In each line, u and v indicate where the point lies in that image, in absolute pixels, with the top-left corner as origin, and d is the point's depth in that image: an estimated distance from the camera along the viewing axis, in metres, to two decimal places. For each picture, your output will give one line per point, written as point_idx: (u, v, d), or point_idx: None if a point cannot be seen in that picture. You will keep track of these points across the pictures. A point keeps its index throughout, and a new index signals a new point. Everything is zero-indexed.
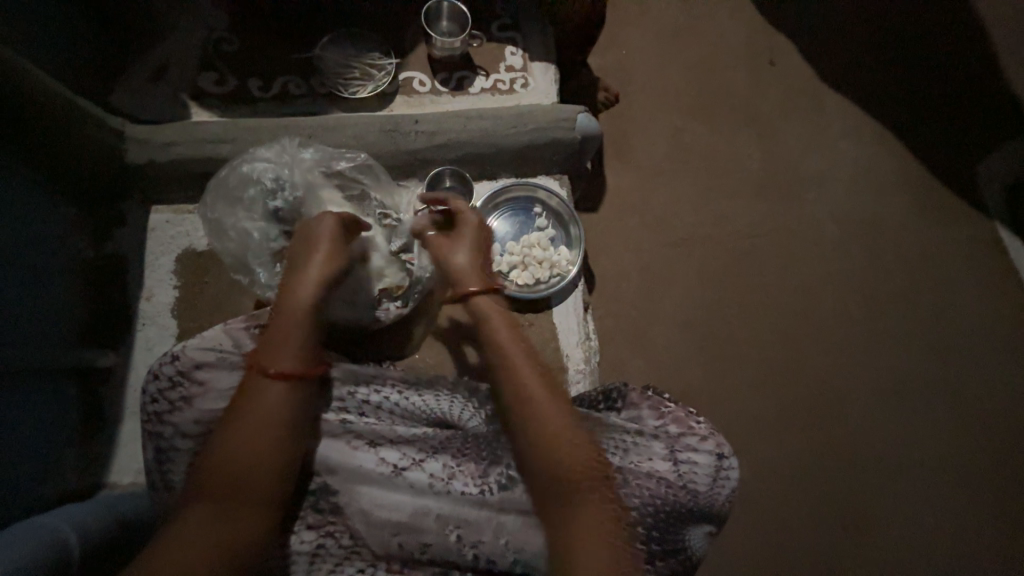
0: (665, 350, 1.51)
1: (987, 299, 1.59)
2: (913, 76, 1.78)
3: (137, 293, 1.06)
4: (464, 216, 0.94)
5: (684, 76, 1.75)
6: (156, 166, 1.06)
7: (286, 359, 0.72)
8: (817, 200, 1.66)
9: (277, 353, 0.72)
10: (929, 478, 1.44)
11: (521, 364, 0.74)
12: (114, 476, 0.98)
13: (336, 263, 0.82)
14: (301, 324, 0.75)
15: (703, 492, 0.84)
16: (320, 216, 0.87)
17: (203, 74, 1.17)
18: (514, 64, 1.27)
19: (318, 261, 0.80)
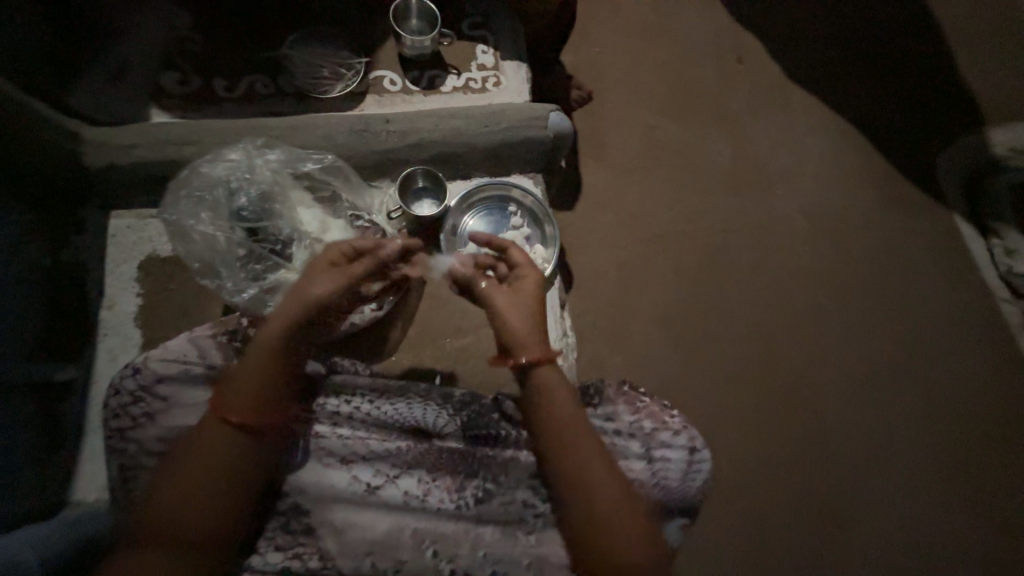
0: (643, 344, 1.53)
1: (945, 286, 1.67)
2: (873, 73, 1.85)
3: (98, 301, 1.02)
4: (521, 269, 0.89)
5: (656, 74, 1.78)
6: (116, 169, 1.02)
7: (248, 407, 0.75)
8: (786, 195, 1.71)
9: (242, 399, 0.75)
10: (895, 460, 1.50)
11: (567, 412, 0.80)
12: (77, 494, 0.94)
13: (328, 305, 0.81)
14: (267, 365, 0.77)
15: (676, 486, 0.86)
16: (332, 244, 0.84)
17: (165, 74, 1.13)
18: (486, 62, 1.27)
19: (299, 306, 0.79)
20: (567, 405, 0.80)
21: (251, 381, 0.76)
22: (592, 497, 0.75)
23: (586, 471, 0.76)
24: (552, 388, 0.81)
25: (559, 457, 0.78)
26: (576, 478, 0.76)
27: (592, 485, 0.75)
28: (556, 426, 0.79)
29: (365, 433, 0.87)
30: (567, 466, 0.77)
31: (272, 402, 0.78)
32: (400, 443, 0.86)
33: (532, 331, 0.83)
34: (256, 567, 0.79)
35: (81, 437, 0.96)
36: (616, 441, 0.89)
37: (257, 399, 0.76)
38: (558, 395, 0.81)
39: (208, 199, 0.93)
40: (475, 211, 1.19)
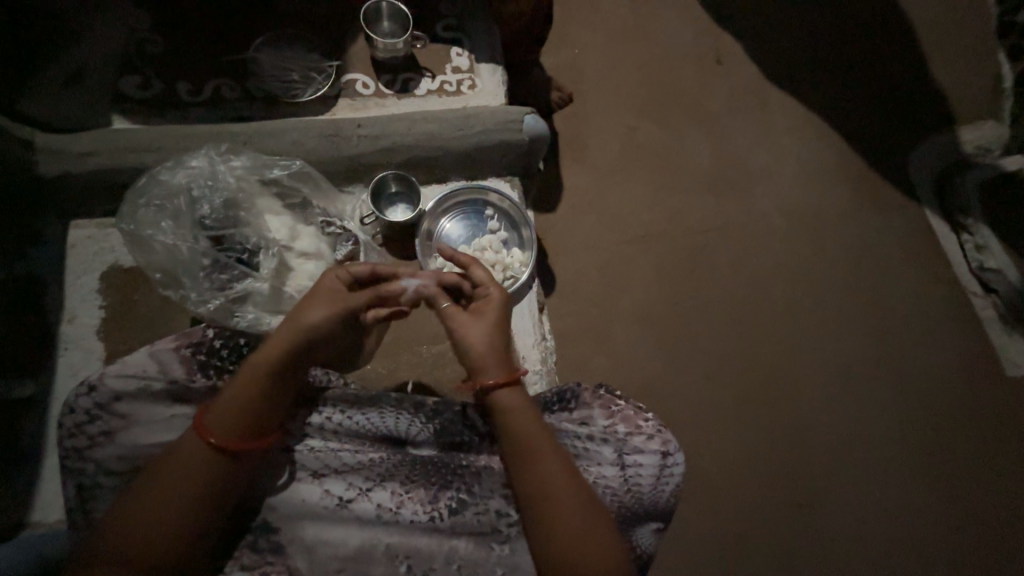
0: (625, 345, 1.53)
1: (919, 282, 1.70)
2: (847, 74, 1.88)
3: (57, 315, 0.99)
4: (483, 287, 0.88)
5: (634, 75, 1.78)
6: (72, 177, 0.98)
7: (224, 428, 0.74)
8: (764, 195, 1.73)
9: (223, 419, 0.74)
10: (873, 455, 1.53)
11: (536, 432, 0.79)
12: (38, 514, 0.90)
13: (319, 333, 0.80)
14: (262, 390, 0.76)
15: (648, 493, 0.87)
16: (333, 273, 0.85)
17: (125, 78, 1.10)
18: (460, 65, 1.26)
19: (289, 330, 0.79)
20: (529, 424, 0.80)
21: (242, 404, 0.75)
22: (559, 518, 0.75)
23: (553, 491, 0.76)
24: (509, 407, 0.81)
25: (524, 477, 0.78)
26: (543, 499, 0.76)
27: (559, 506, 0.75)
28: (520, 446, 0.79)
29: (337, 444, 0.84)
30: (534, 486, 0.77)
31: (260, 428, 0.76)
32: (373, 455, 0.84)
33: (492, 351, 0.82)
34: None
35: (40, 456, 0.92)
36: (589, 447, 0.89)
37: (244, 423, 0.75)
38: (520, 415, 0.80)
39: (169, 208, 0.91)
40: (451, 215, 1.18)
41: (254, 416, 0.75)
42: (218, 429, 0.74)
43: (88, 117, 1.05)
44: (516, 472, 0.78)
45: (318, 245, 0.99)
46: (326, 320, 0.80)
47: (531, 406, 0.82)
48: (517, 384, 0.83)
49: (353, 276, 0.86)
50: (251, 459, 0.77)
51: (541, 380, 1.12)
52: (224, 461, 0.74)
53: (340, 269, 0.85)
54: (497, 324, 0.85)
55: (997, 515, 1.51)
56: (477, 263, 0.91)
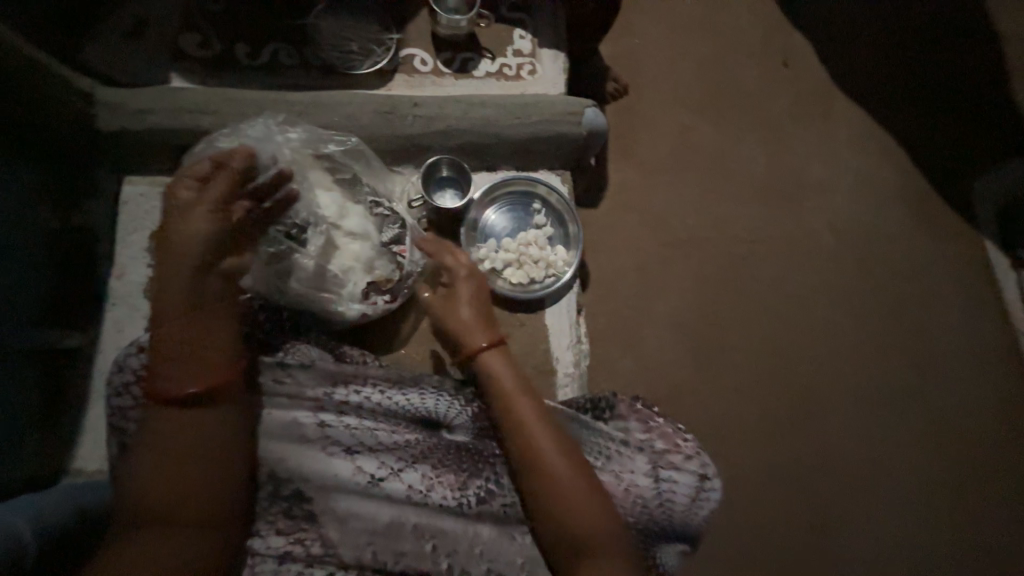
0: (655, 353, 1.49)
1: (972, 318, 1.61)
2: (924, 88, 1.75)
3: (109, 271, 1.00)
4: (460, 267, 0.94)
5: (696, 71, 1.69)
6: (131, 135, 0.97)
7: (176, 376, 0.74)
8: (818, 210, 1.63)
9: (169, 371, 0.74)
10: (901, 493, 1.47)
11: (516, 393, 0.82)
12: (77, 463, 0.93)
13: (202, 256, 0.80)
14: (181, 329, 0.76)
15: (680, 512, 0.84)
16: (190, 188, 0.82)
17: (186, 35, 1.08)
18: (522, 48, 1.20)
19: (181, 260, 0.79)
20: (513, 387, 0.83)
21: (172, 347, 0.75)
22: (551, 488, 0.76)
23: (541, 458, 0.77)
24: (493, 370, 0.85)
25: (510, 441, 0.80)
26: (532, 465, 0.77)
27: (545, 472, 0.77)
28: (507, 409, 0.81)
29: (373, 422, 0.83)
30: (521, 451, 0.79)
31: (199, 365, 0.75)
32: (409, 436, 0.83)
33: (474, 324, 0.89)
34: (257, 551, 0.77)
35: (85, 406, 0.95)
36: (624, 454, 0.86)
37: (179, 365, 0.74)
38: (501, 377, 0.84)
39: None
40: (498, 205, 1.15)
41: (181, 355, 0.75)
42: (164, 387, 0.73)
43: (154, 74, 1.04)
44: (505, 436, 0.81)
45: (365, 225, 0.99)
46: (205, 240, 0.80)
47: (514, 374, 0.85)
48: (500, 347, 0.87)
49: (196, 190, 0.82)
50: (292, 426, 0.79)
51: (571, 384, 1.09)
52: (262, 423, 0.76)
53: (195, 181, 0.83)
54: (475, 297, 0.91)
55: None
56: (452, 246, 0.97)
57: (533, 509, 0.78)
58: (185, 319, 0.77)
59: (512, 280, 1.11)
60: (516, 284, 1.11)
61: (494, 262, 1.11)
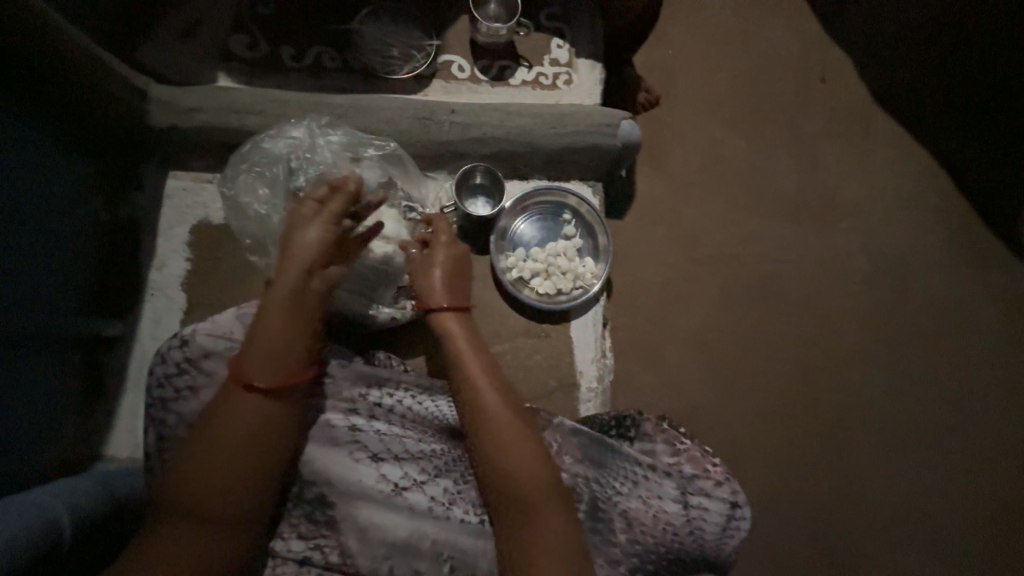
0: (676, 369, 1.46)
1: (1013, 351, 1.54)
2: (972, 109, 1.68)
3: (147, 263, 1.02)
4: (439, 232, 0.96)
5: (732, 84, 1.66)
6: (178, 131, 1.00)
7: (263, 369, 0.71)
8: (852, 231, 1.59)
9: (256, 362, 0.71)
10: (928, 530, 1.41)
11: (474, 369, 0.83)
12: (111, 450, 0.95)
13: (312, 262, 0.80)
14: (280, 328, 0.74)
15: (710, 541, 0.82)
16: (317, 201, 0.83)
17: (234, 36, 1.11)
18: (559, 58, 1.20)
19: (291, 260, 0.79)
20: (465, 345, 0.85)
21: (277, 339, 0.73)
22: (495, 444, 0.76)
23: (485, 413, 0.79)
24: (450, 329, 0.87)
25: (459, 398, 0.82)
26: (477, 420, 0.79)
27: (489, 427, 0.78)
28: (458, 365, 0.84)
29: (401, 430, 0.83)
30: (468, 406, 0.80)
31: (297, 364, 0.74)
32: (435, 446, 0.83)
33: (445, 287, 0.90)
34: (278, 553, 0.77)
35: (120, 394, 0.97)
36: (652, 478, 0.84)
37: (283, 361, 0.73)
38: (456, 337, 0.86)
39: (268, 176, 0.92)
40: (528, 214, 1.15)
41: (286, 351, 0.74)
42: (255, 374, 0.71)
43: (203, 72, 1.08)
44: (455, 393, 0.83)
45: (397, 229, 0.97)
46: (316, 244, 0.80)
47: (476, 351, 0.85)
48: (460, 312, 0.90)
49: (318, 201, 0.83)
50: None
51: (594, 399, 1.09)
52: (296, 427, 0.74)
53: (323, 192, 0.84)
54: (448, 263, 0.93)
55: None
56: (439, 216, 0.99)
57: (477, 465, 0.78)
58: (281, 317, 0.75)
59: (539, 290, 1.11)
60: (543, 295, 1.10)
61: (522, 271, 1.11)
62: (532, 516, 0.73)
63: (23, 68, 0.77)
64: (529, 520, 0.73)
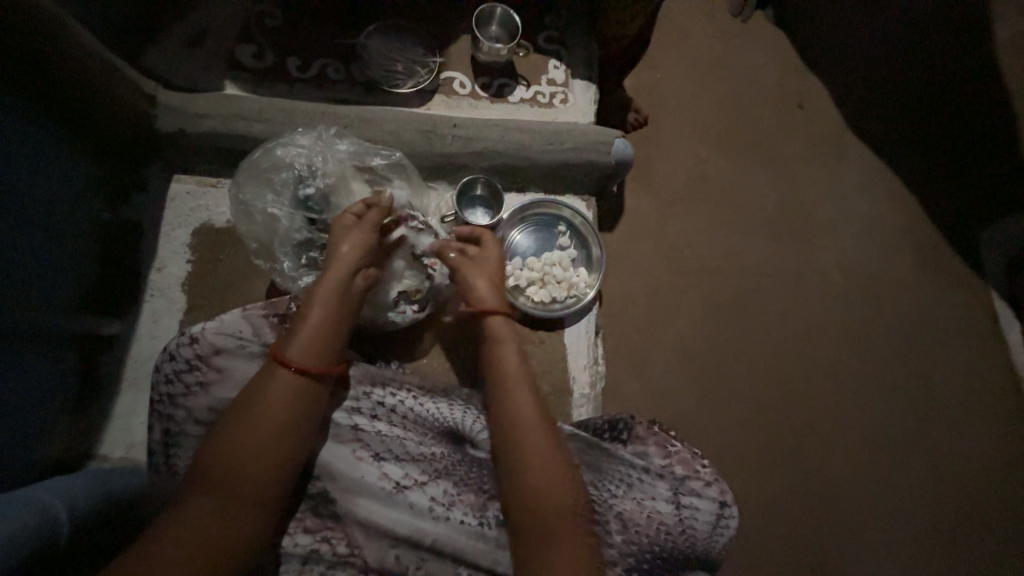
0: (663, 377, 1.51)
1: (974, 364, 1.63)
2: (933, 139, 1.80)
3: (149, 263, 1.03)
4: (485, 237, 0.98)
5: (716, 108, 1.75)
6: (185, 136, 1.02)
7: (305, 354, 0.75)
8: (827, 249, 1.68)
9: (301, 347, 0.75)
10: (899, 535, 1.47)
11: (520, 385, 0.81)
12: (104, 448, 0.95)
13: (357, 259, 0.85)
14: (326, 318, 0.79)
15: (701, 539, 0.85)
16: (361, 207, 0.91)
17: (242, 46, 1.14)
18: (556, 78, 1.26)
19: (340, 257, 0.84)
20: (510, 353, 0.85)
21: (326, 325, 0.79)
22: (525, 453, 0.75)
23: (521, 423, 0.77)
24: (496, 336, 0.87)
25: (495, 405, 0.81)
26: (512, 429, 0.77)
27: (523, 436, 0.76)
28: (501, 373, 0.83)
29: (403, 432, 0.84)
30: (502, 414, 0.79)
31: (336, 355, 0.79)
32: (435, 449, 0.84)
33: (491, 288, 0.91)
34: (285, 549, 0.78)
35: (116, 393, 0.97)
36: (646, 480, 0.87)
37: (328, 348, 0.78)
38: (501, 344, 0.86)
39: (276, 181, 0.94)
40: (525, 225, 1.20)
41: (333, 338, 0.79)
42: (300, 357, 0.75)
43: (210, 79, 1.10)
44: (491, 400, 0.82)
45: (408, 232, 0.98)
46: (360, 244, 0.86)
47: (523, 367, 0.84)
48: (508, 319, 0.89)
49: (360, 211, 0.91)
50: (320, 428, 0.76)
51: (587, 404, 1.12)
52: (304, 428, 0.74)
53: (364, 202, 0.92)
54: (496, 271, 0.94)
55: None
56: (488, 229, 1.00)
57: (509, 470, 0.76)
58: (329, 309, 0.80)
59: (535, 298, 1.15)
60: (538, 302, 1.14)
61: (518, 279, 1.14)
62: (559, 527, 0.71)
63: (28, 73, 0.78)
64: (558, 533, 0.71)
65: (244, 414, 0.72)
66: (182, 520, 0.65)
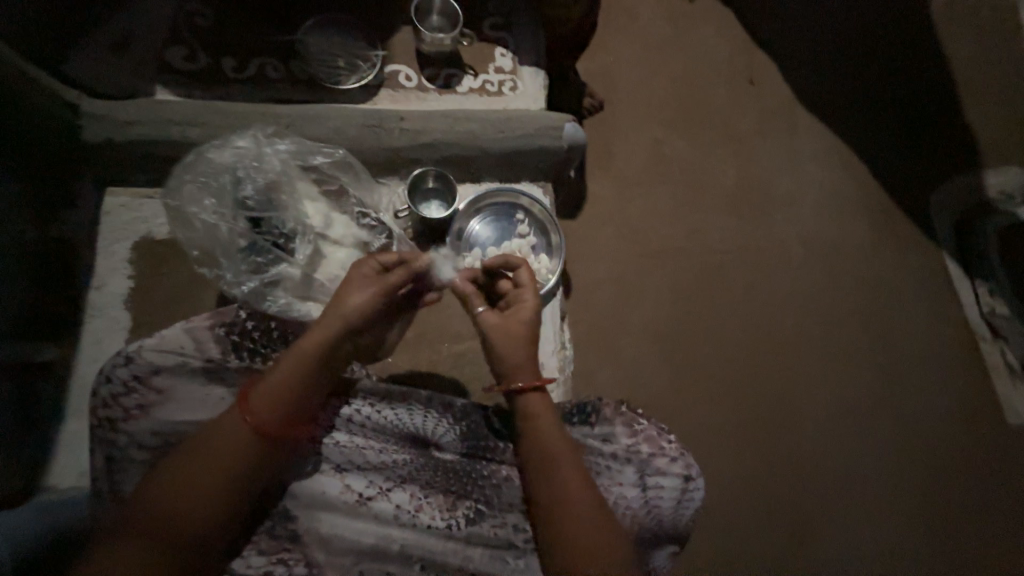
0: (634, 358, 1.52)
1: (935, 322, 1.67)
2: (878, 107, 1.86)
3: (87, 282, 0.99)
4: (521, 290, 0.86)
5: (669, 89, 1.77)
6: (114, 146, 0.97)
7: (267, 414, 0.72)
8: (786, 220, 1.71)
9: (271, 409, 0.72)
10: (876, 492, 1.50)
11: (547, 430, 0.78)
12: (51, 480, 0.90)
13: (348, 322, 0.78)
14: (303, 384, 0.74)
15: (668, 515, 0.87)
16: (372, 262, 0.84)
17: (171, 48, 1.08)
18: (504, 66, 1.25)
19: (329, 318, 0.77)
20: (553, 430, 0.78)
21: (289, 384, 0.74)
22: (575, 539, 0.72)
23: (571, 505, 0.74)
24: (536, 413, 0.79)
25: (541, 486, 0.76)
26: (564, 512, 0.74)
27: (573, 520, 0.73)
28: (546, 452, 0.76)
29: (363, 441, 0.83)
30: (550, 496, 0.75)
31: (295, 415, 0.75)
32: (397, 456, 0.83)
33: (527, 359, 0.80)
34: (238, 572, 0.75)
35: (62, 420, 0.93)
36: (613, 465, 0.88)
37: (286, 409, 0.73)
38: (544, 421, 0.78)
39: (213, 186, 0.90)
40: (483, 215, 1.18)
41: (294, 400, 0.74)
42: (265, 419, 0.72)
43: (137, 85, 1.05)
44: (536, 480, 0.76)
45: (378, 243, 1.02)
46: (360, 307, 0.79)
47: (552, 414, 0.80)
48: (544, 391, 0.80)
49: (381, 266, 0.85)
50: (285, 447, 0.76)
51: (557, 388, 1.12)
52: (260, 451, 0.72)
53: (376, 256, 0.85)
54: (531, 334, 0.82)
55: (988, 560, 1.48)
56: (525, 266, 0.87)
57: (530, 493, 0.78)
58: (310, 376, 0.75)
59: None
60: None
61: None
62: (588, 552, 0.72)
63: None
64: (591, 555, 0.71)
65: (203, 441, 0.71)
66: (134, 545, 0.65)
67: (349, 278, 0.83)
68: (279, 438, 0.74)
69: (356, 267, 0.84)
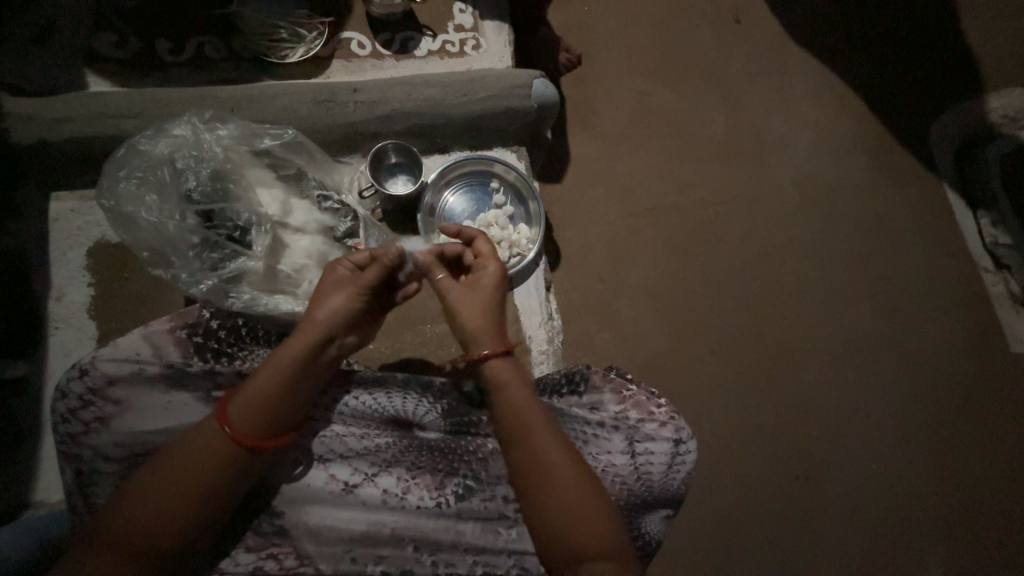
0: (630, 322, 1.47)
1: (936, 259, 1.62)
2: (874, 35, 1.74)
3: (46, 293, 0.96)
4: (483, 260, 0.82)
5: (648, 34, 1.66)
6: (48, 145, 0.93)
7: (246, 423, 0.70)
8: (780, 164, 1.62)
9: (251, 418, 0.70)
10: (881, 434, 1.49)
11: (518, 405, 0.76)
12: (40, 494, 0.90)
13: (323, 331, 0.74)
14: (285, 393, 0.72)
15: (658, 481, 0.86)
16: (350, 263, 0.79)
17: (99, 35, 1.01)
18: (464, 23, 1.15)
19: (307, 326, 0.74)
20: (521, 399, 0.76)
21: (268, 394, 0.71)
22: (554, 503, 0.71)
23: (549, 472, 0.72)
24: (504, 383, 0.77)
25: (516, 455, 0.75)
26: (540, 477, 0.73)
27: (551, 486, 0.72)
28: (515, 422, 0.75)
29: (343, 429, 0.82)
30: (526, 465, 0.74)
31: (278, 427, 0.72)
32: (380, 440, 0.82)
33: (489, 324, 0.78)
34: (227, 570, 0.76)
35: (40, 435, 0.91)
36: (599, 433, 0.86)
37: (266, 418, 0.70)
38: (510, 391, 0.76)
39: (153, 180, 0.85)
40: (454, 187, 1.11)
41: (273, 412, 0.71)
42: (244, 429, 0.69)
43: (66, 77, 0.98)
44: (510, 449, 0.76)
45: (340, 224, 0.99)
46: (336, 311, 0.75)
47: (522, 383, 0.78)
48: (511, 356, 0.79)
49: (356, 266, 0.80)
50: (267, 456, 0.73)
51: (547, 360, 1.08)
52: (238, 456, 0.69)
53: (353, 256, 0.80)
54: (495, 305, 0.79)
55: (992, 492, 1.48)
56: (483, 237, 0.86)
57: (510, 465, 0.76)
58: (291, 387, 0.72)
59: None
60: None
61: None
62: (573, 517, 0.70)
63: None
64: (577, 519, 0.70)
65: (174, 452, 0.69)
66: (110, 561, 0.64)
67: (324, 279, 0.79)
68: (259, 447, 0.71)
69: (332, 266, 0.79)
